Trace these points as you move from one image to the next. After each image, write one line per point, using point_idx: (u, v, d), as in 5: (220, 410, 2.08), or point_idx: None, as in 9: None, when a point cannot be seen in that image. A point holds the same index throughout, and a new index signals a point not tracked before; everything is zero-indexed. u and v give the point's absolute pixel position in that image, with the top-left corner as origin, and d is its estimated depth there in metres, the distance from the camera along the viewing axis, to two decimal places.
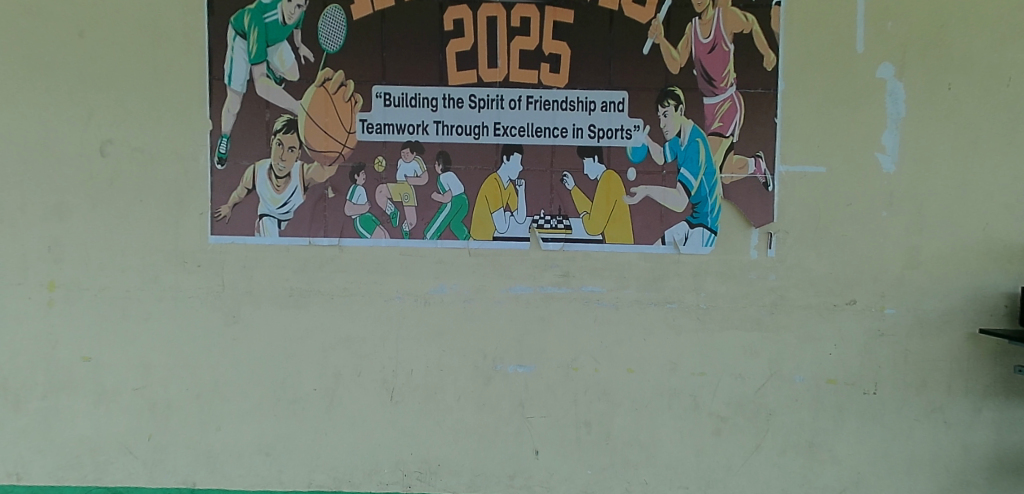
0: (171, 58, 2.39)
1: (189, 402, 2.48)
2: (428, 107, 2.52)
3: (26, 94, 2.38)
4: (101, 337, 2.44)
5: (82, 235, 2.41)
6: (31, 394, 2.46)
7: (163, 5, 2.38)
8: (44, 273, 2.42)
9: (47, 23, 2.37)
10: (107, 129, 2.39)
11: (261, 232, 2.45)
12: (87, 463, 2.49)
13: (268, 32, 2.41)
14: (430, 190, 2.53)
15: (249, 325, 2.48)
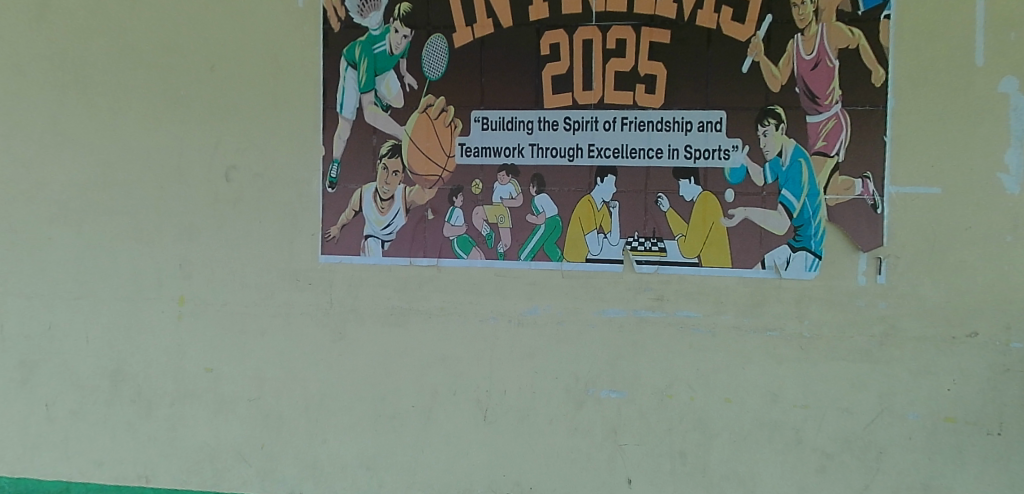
0: (289, 88, 2.56)
1: (297, 414, 2.60)
2: (524, 130, 2.55)
3: (163, 124, 2.61)
4: (222, 349, 2.61)
5: (210, 254, 2.60)
6: (161, 401, 2.65)
7: (283, 40, 2.55)
8: (176, 289, 2.62)
9: (184, 60, 2.60)
10: (233, 156, 2.58)
11: (365, 252, 2.56)
12: (207, 469, 2.64)
13: (376, 62, 2.54)
14: (525, 212, 2.55)
15: (353, 341, 2.57)
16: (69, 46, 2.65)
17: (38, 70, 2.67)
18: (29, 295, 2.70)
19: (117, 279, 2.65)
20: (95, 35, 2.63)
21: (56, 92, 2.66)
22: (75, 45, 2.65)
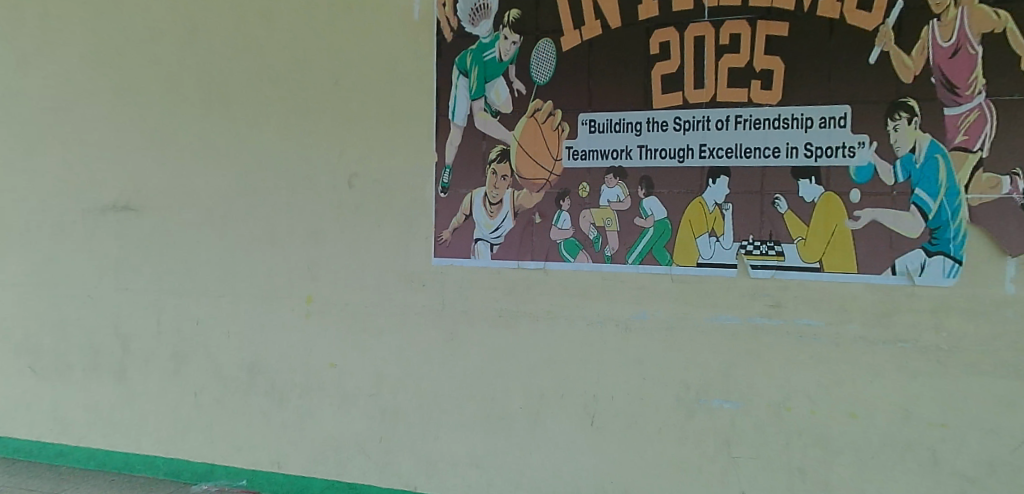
0: (405, 98, 2.66)
1: (413, 411, 2.69)
2: (632, 132, 2.49)
3: (292, 136, 2.79)
4: (345, 346, 2.76)
5: (334, 256, 2.76)
6: (291, 393, 2.84)
7: (400, 53, 2.66)
8: (305, 289, 2.80)
9: (311, 75, 2.76)
10: (355, 164, 2.72)
11: (475, 255, 2.61)
12: (330, 459, 2.81)
13: (486, 69, 2.58)
14: (633, 215, 2.49)
15: (464, 342, 2.64)
16: (210, 67, 2.89)
17: (185, 90, 2.93)
18: (180, 294, 2.99)
19: (254, 279, 2.87)
20: (233, 56, 2.85)
21: (201, 110, 2.91)
22: (216, 66, 2.88)
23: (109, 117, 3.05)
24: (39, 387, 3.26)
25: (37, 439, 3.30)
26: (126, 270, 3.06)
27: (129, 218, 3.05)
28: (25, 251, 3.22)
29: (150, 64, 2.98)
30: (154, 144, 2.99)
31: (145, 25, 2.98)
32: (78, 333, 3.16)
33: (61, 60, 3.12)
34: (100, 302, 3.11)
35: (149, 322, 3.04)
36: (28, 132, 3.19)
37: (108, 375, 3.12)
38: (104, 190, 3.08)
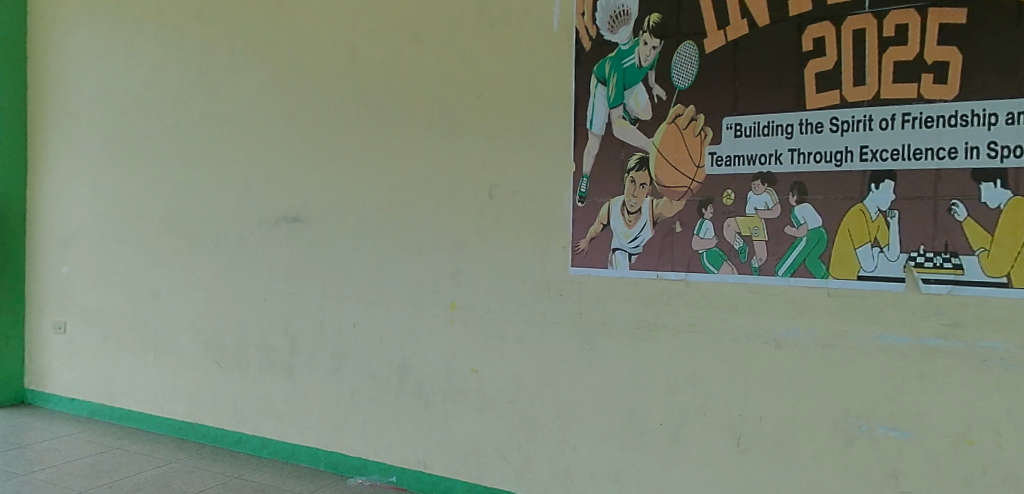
0: (544, 108, 2.69)
1: (552, 419, 2.70)
2: (782, 135, 2.26)
3: (439, 148, 2.90)
4: (486, 351, 2.83)
5: (476, 265, 2.84)
6: (436, 395, 2.95)
7: (542, 64, 2.69)
8: (448, 296, 2.91)
9: (454, 89, 2.86)
10: (498, 175, 2.78)
11: (613, 265, 2.58)
12: (471, 462, 2.88)
13: (625, 76, 2.54)
14: (783, 224, 2.27)
15: (603, 353, 2.61)
16: (364, 88, 3.07)
17: (343, 109, 3.14)
18: (339, 299, 3.20)
19: (402, 286, 3.02)
20: (385, 76, 3.02)
21: (356, 127, 3.10)
22: (369, 86, 3.06)
23: (278, 137, 3.34)
24: (221, 379, 3.62)
25: (215, 427, 3.67)
26: (293, 275, 3.34)
27: (297, 229, 3.31)
28: (213, 258, 3.60)
29: (312, 88, 3.23)
30: (316, 162, 3.22)
31: (306, 50, 3.24)
32: (253, 331, 3.49)
33: (240, 88, 3.47)
34: (271, 304, 3.42)
35: (312, 322, 3.29)
36: (210, 150, 3.58)
37: (277, 371, 3.42)
38: (276, 203, 3.37)
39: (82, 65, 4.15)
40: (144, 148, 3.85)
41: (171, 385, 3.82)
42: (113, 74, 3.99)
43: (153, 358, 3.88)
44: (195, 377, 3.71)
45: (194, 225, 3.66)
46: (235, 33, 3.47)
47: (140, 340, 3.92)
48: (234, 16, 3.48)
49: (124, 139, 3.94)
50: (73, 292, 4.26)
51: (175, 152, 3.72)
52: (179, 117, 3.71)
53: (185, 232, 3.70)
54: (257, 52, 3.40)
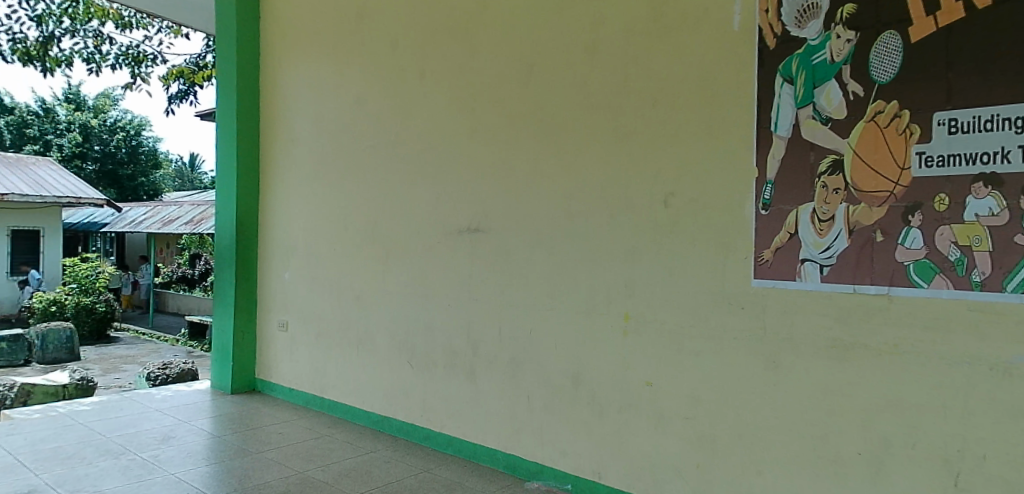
0: (717, 97, 2.12)
1: (732, 454, 2.08)
2: (1011, 129, 1.54)
3: (613, 151, 2.36)
4: (664, 362, 2.25)
5: (650, 275, 2.29)
6: (612, 404, 2.36)
7: (713, 44, 2.13)
8: (621, 304, 2.35)
9: (605, 75, 2.38)
10: (675, 181, 2.22)
11: (801, 277, 1.95)
12: (647, 478, 2.27)
13: (815, 74, 1.91)
14: (1014, 231, 1.55)
15: (790, 373, 1.98)
16: (517, 86, 2.62)
17: (502, 113, 2.66)
18: (525, 322, 2.59)
19: (575, 307, 2.46)
20: (542, 73, 2.54)
21: (511, 132, 2.64)
22: (525, 85, 2.59)
23: (442, 143, 2.87)
24: (411, 380, 2.98)
25: (365, 408, 3.19)
26: (432, 261, 2.91)
27: (477, 241, 2.75)
28: (380, 272, 3.13)
29: (478, 90, 2.74)
30: (466, 170, 2.78)
31: (444, 38, 2.87)
32: (441, 326, 2.87)
33: (383, 91, 3.12)
34: (439, 327, 2.87)
35: (456, 316, 2.81)
36: (343, 145, 3.34)
37: (459, 372, 2.80)
38: (455, 212, 2.82)
39: (282, 59, 3.71)
40: (306, 146, 3.56)
41: (354, 376, 3.25)
42: (303, 74, 3.58)
43: (349, 355, 3.28)
44: (382, 362, 3.11)
45: (333, 208, 3.38)
46: (372, 32, 3.17)
47: (315, 335, 3.49)
48: (376, 14, 3.15)
49: (301, 145, 3.58)
50: (292, 297, 3.64)
51: (312, 146, 3.52)
52: (317, 112, 3.49)
53: (365, 240, 3.21)
54: (389, 59, 3.09)
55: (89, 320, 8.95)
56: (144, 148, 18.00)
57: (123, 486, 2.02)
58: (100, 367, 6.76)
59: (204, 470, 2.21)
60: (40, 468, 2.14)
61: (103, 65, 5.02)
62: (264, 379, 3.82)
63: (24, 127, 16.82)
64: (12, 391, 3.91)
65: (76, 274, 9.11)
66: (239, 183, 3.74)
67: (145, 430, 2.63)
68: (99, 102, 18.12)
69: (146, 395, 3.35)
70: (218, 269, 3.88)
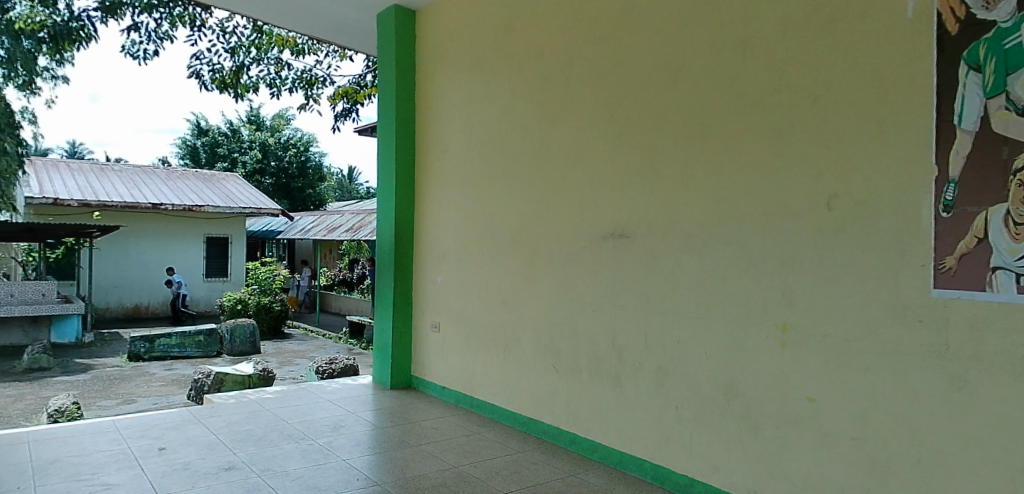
0: (889, 86, 1.92)
1: (908, 487, 1.85)
2: None
3: (771, 152, 2.24)
4: (829, 377, 2.06)
5: (810, 284, 2.13)
6: (769, 418, 2.23)
7: (882, 28, 1.94)
8: (779, 314, 2.22)
9: (761, 73, 2.27)
10: (839, 183, 2.05)
11: (994, 288, 1.69)
12: None
13: (1007, 59, 1.67)
14: None
15: (980, 396, 1.71)
16: (665, 89, 2.58)
17: (649, 117, 2.64)
18: (675, 329, 2.53)
19: (729, 315, 2.36)
20: (691, 75, 2.49)
21: (659, 136, 2.61)
22: (674, 88, 2.55)
23: (589, 150, 2.90)
24: (558, 384, 3.02)
25: (511, 409, 3.27)
26: (577, 268, 2.94)
27: (623, 247, 2.74)
28: (526, 277, 3.21)
29: (626, 95, 2.74)
30: (613, 175, 2.79)
31: (591, 46, 2.90)
32: (587, 332, 2.88)
33: (528, 101, 3.22)
34: (584, 332, 2.89)
35: (603, 322, 2.81)
36: (491, 155, 3.47)
37: (605, 378, 2.79)
38: (601, 218, 2.84)
39: (434, 75, 3.94)
40: (456, 156, 3.74)
41: (501, 378, 3.35)
42: (454, 89, 3.77)
43: (494, 358, 3.40)
44: (527, 365, 3.19)
45: (481, 217, 3.53)
46: (520, 45, 3.27)
47: (462, 337, 3.66)
48: (523, 27, 3.26)
49: (452, 155, 3.77)
50: (445, 300, 3.81)
51: (462, 156, 3.69)
52: (467, 125, 3.65)
53: (511, 245, 3.32)
54: (534, 69, 3.19)
55: (270, 318, 9.47)
56: (309, 163, 19.54)
57: (305, 469, 2.30)
58: (277, 359, 7.49)
59: (369, 459, 2.45)
60: (237, 446, 2.47)
61: (282, 89, 5.58)
62: (419, 377, 4.03)
63: (216, 146, 18.72)
64: (209, 378, 4.47)
65: (257, 275, 9.75)
66: (397, 194, 4.01)
67: (320, 418, 2.92)
68: (275, 121, 19.66)
69: (318, 387, 3.69)
70: (377, 273, 4.18)
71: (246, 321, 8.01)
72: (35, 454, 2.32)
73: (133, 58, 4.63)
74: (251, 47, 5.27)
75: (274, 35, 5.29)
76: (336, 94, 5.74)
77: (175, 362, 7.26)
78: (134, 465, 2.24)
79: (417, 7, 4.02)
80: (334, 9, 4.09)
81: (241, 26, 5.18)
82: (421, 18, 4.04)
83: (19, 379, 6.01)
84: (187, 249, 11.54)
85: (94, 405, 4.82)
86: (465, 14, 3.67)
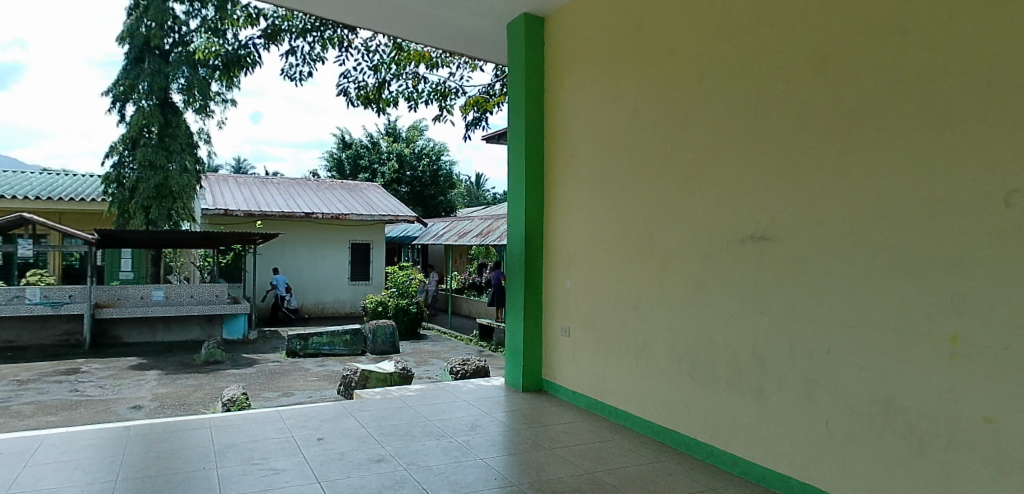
0: None
1: None
2: None
3: (935, 144, 2.03)
4: (1010, 396, 1.81)
5: (987, 290, 1.89)
6: (935, 439, 2.00)
7: None
8: (947, 324, 1.98)
9: (922, 58, 2.07)
10: (1022, 175, 1.81)
11: None
12: None
13: None
14: None
15: None
16: (811, 80, 2.44)
17: (792, 112, 2.51)
18: (825, 338, 2.37)
19: (887, 323, 2.16)
20: (839, 64, 2.33)
21: (803, 131, 2.46)
22: (820, 78, 2.40)
23: (726, 149, 2.80)
24: (694, 393, 2.93)
25: (645, 417, 3.22)
26: (713, 272, 2.84)
27: (765, 250, 2.61)
28: (658, 280, 3.16)
29: (768, 88, 2.61)
30: (753, 174, 2.68)
31: (727, 40, 2.81)
32: (726, 339, 2.78)
33: (660, 101, 3.17)
34: (722, 339, 2.79)
35: (743, 329, 2.70)
36: (621, 157, 3.45)
37: (746, 389, 2.67)
38: (740, 219, 2.73)
39: (562, 80, 3.99)
40: (584, 159, 3.76)
41: (634, 385, 3.30)
42: (583, 93, 3.79)
43: (626, 363, 3.37)
44: (660, 373, 3.13)
45: (610, 220, 3.52)
46: (651, 44, 3.22)
47: (592, 341, 3.67)
48: (653, 26, 3.21)
49: (582, 159, 3.78)
50: (575, 304, 3.83)
51: (591, 160, 3.70)
52: (596, 128, 3.65)
53: (641, 249, 3.27)
54: (665, 68, 3.14)
55: (406, 319, 9.91)
56: (440, 172, 20.41)
57: (445, 465, 2.43)
58: (413, 359, 7.88)
59: (504, 459, 2.54)
60: (384, 440, 2.68)
61: (419, 101, 5.87)
62: (550, 381, 4.07)
63: (358, 158, 19.95)
64: (357, 374, 4.83)
65: (395, 278, 10.24)
66: (527, 199, 4.09)
67: (457, 416, 3.11)
68: (410, 131, 20.54)
69: (455, 387, 3.88)
70: (508, 277, 4.28)
71: (387, 321, 8.44)
72: (216, 438, 2.67)
73: (290, 80, 5.08)
74: (391, 64, 5.59)
75: (412, 51, 5.59)
76: (467, 103, 5.96)
77: (326, 358, 7.89)
78: (297, 453, 2.49)
79: (544, 14, 4.10)
80: (464, 22, 4.27)
81: (383, 44, 5.51)
82: (549, 25, 4.10)
83: (198, 369, 6.85)
84: (328, 253, 12.35)
85: (259, 395, 5.36)
86: (594, 17, 3.68)
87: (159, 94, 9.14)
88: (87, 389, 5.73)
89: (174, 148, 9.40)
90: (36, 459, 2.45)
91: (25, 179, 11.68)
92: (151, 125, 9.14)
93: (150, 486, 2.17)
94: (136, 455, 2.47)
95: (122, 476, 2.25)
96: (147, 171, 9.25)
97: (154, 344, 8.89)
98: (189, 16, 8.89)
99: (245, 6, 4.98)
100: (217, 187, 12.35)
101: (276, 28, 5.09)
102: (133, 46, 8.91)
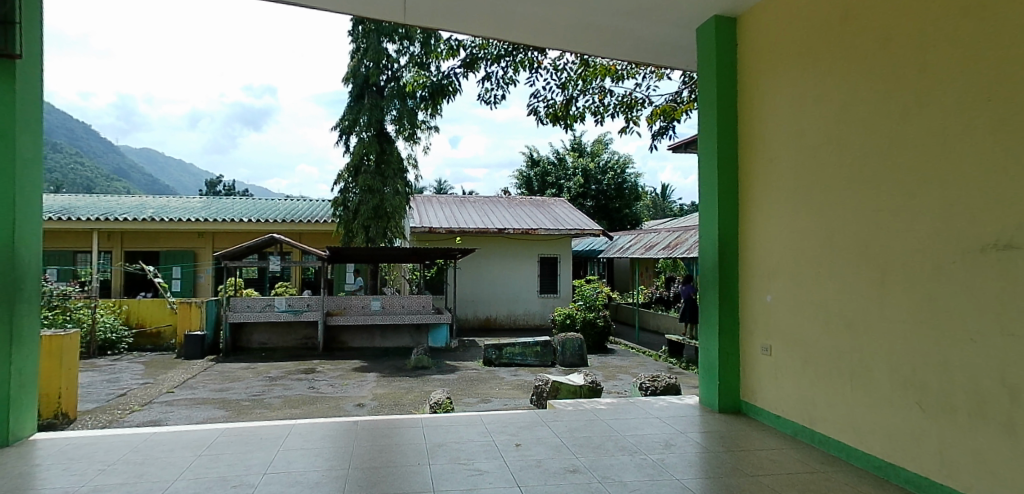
0: None
1: None
2: None
3: None
4: None
5: None
6: None
7: None
8: None
9: None
10: None
11: None
12: None
13: None
14: None
15: None
16: None
17: None
18: None
19: None
20: None
21: None
22: None
23: (960, 142, 2.42)
24: (925, 426, 2.56)
25: (864, 449, 2.88)
26: (944, 287, 2.47)
27: (1014, 260, 2.21)
28: (876, 296, 2.82)
29: (1014, 69, 2.22)
30: (993, 171, 2.29)
31: (958, 21, 2.44)
32: (962, 364, 2.39)
33: (873, 96, 2.85)
34: (958, 363, 2.41)
35: (986, 353, 2.30)
36: (828, 161, 3.16)
37: (993, 426, 2.27)
38: (978, 225, 2.34)
39: (758, 81, 3.76)
40: (785, 165, 3.51)
41: (849, 413, 2.98)
42: (782, 94, 3.55)
43: (839, 388, 3.05)
44: (880, 400, 2.79)
45: (817, 231, 3.23)
46: (863, 33, 2.91)
47: (796, 362, 3.39)
48: (867, 13, 2.90)
49: (782, 166, 3.54)
50: (778, 321, 3.56)
51: (792, 165, 3.45)
52: (798, 132, 3.39)
53: (854, 260, 2.96)
54: (880, 59, 2.82)
55: (593, 332, 9.98)
56: (625, 184, 20.32)
57: (642, 482, 2.38)
58: (603, 373, 7.86)
59: (702, 481, 2.42)
60: (578, 451, 2.73)
61: (605, 115, 5.93)
62: (750, 403, 3.83)
63: (545, 176, 20.81)
64: (546, 384, 4.99)
65: (583, 292, 10.45)
66: (721, 210, 3.92)
67: (650, 434, 3.08)
68: (595, 146, 20.80)
69: (645, 403, 3.85)
70: (701, 292, 4.13)
71: (574, 336, 8.59)
72: (426, 437, 2.91)
73: (486, 104, 5.45)
74: (578, 80, 5.74)
75: (598, 66, 5.69)
76: (654, 113, 5.89)
77: (518, 369, 8.22)
78: (498, 457, 2.63)
79: (728, 16, 3.94)
80: (651, 32, 4.25)
81: (570, 62, 5.68)
82: (743, 26, 3.90)
83: (408, 373, 7.57)
84: (508, 265, 12.84)
85: (462, 400, 5.77)
86: (793, 13, 3.44)
87: (377, 126, 10.33)
88: (320, 386, 6.61)
89: (389, 174, 10.49)
90: (288, 444, 2.87)
91: (273, 205, 13.95)
92: (370, 153, 10.32)
93: (375, 475, 2.41)
94: (363, 447, 2.78)
95: (353, 465, 2.54)
96: (367, 195, 10.39)
97: (374, 348, 9.98)
98: (401, 54, 9.94)
99: (447, 40, 5.43)
100: (422, 207, 13.62)
101: (474, 57, 5.50)
102: (354, 85, 10.30)
